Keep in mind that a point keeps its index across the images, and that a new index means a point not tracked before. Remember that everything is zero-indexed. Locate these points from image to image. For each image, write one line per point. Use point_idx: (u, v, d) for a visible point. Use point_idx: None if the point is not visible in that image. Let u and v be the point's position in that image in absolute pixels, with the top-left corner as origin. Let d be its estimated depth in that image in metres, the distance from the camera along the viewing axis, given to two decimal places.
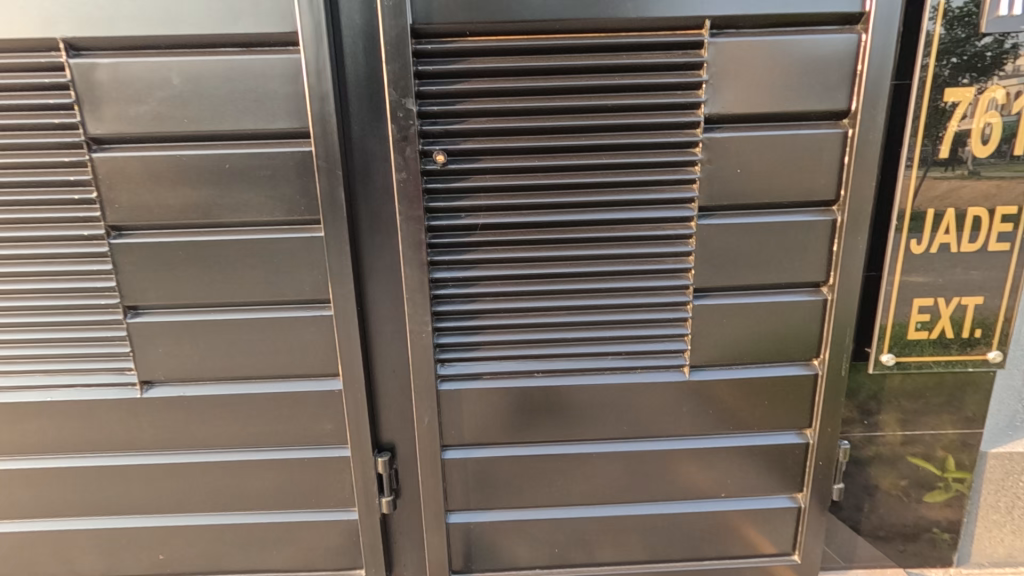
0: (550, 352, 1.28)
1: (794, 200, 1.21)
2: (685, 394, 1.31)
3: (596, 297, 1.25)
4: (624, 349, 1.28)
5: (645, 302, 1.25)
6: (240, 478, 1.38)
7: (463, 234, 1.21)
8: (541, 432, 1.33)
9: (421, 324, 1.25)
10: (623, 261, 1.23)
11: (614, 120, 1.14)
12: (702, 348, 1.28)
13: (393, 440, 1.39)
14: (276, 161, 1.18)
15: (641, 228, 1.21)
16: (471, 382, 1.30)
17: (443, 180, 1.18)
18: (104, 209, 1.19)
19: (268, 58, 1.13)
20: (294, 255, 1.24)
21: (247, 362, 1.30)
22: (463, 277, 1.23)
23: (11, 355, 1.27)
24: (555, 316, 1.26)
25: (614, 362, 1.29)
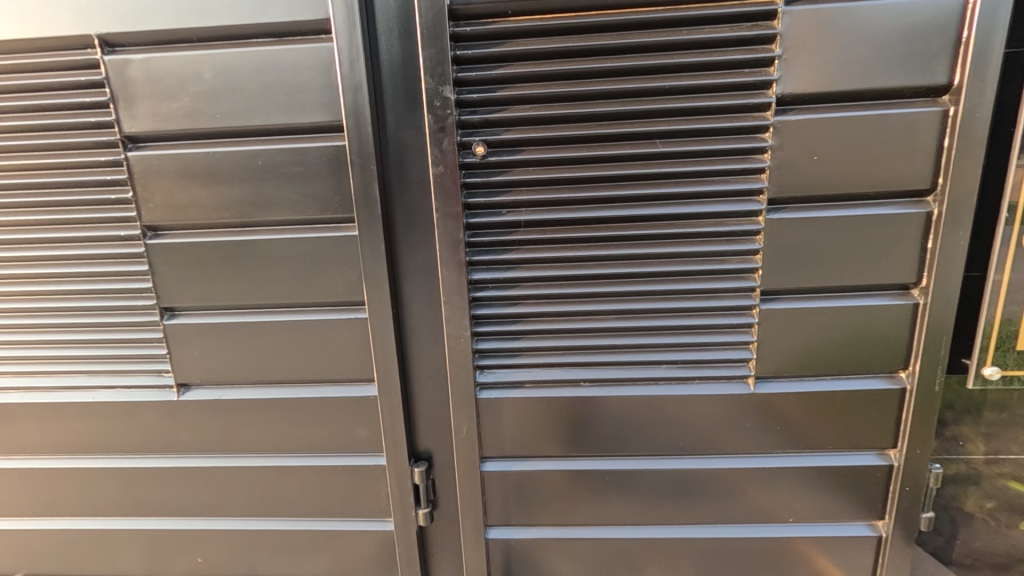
0: (598, 360, 1.18)
1: (881, 191, 1.06)
2: (749, 408, 1.18)
3: (650, 300, 1.14)
4: (680, 358, 1.16)
5: (704, 307, 1.13)
6: (275, 484, 1.34)
7: (504, 232, 1.12)
8: (588, 445, 1.23)
9: (459, 328, 1.18)
10: (680, 261, 1.11)
11: (672, 103, 1.03)
12: (769, 358, 1.15)
13: (430, 449, 1.32)
14: (309, 157, 1.13)
15: (702, 224, 1.09)
16: (512, 391, 1.21)
17: (483, 174, 1.09)
18: (140, 209, 1.17)
19: (300, 48, 1.07)
20: (328, 255, 1.18)
21: (281, 365, 1.26)
22: (504, 278, 1.15)
23: (55, 356, 1.28)
24: (604, 322, 1.16)
25: (669, 372, 1.17)
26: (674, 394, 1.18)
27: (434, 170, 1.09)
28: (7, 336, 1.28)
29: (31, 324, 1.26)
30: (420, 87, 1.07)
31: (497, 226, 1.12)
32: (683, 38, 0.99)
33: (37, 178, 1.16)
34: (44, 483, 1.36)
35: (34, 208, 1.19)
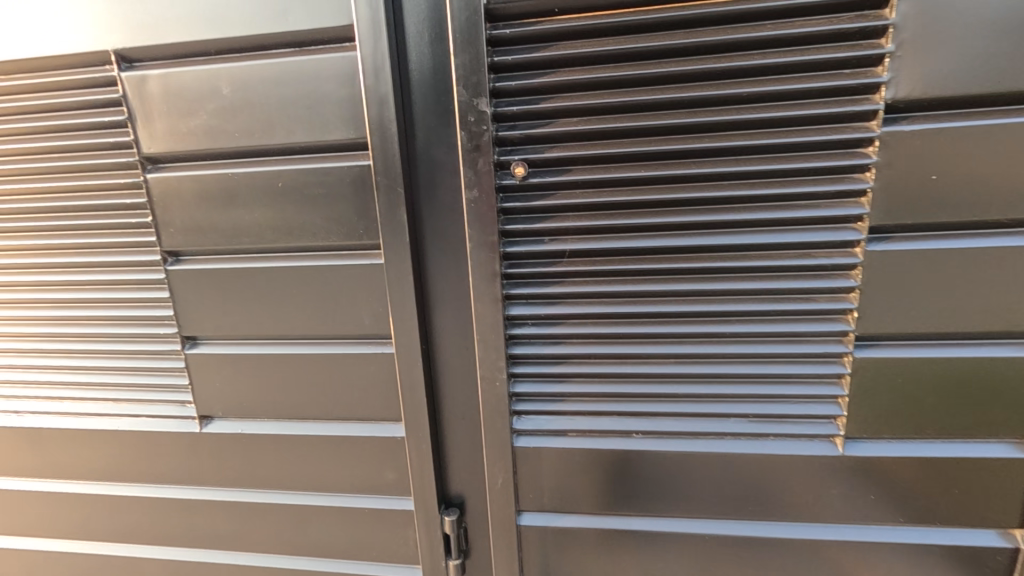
0: (652, 409, 1.02)
1: (1018, 217, 0.85)
2: (835, 472, 0.99)
3: (717, 344, 0.97)
4: (752, 411, 0.99)
5: (783, 353, 0.95)
6: (299, 523, 1.26)
7: (545, 263, 0.98)
8: (639, 502, 1.08)
9: (494, 368, 1.05)
10: (755, 299, 0.94)
11: (750, 113, 0.85)
12: (862, 414, 0.96)
13: (462, 495, 1.20)
14: (332, 178, 1.02)
15: (784, 256, 0.91)
16: (552, 438, 1.08)
17: (522, 197, 0.96)
18: (160, 233, 1.10)
19: (322, 58, 0.97)
20: (353, 284, 1.08)
21: (304, 400, 1.17)
22: (545, 315, 1.01)
23: (83, 382, 1.25)
24: (661, 366, 1.00)
25: (737, 426, 1.00)
26: (742, 452, 1.01)
27: (467, 194, 0.96)
28: (37, 360, 1.25)
29: (59, 349, 1.23)
30: (452, 99, 0.95)
31: (538, 256, 0.98)
32: (766, 34, 0.81)
33: (61, 201, 1.12)
34: (74, 508, 1.34)
35: (60, 232, 1.15)
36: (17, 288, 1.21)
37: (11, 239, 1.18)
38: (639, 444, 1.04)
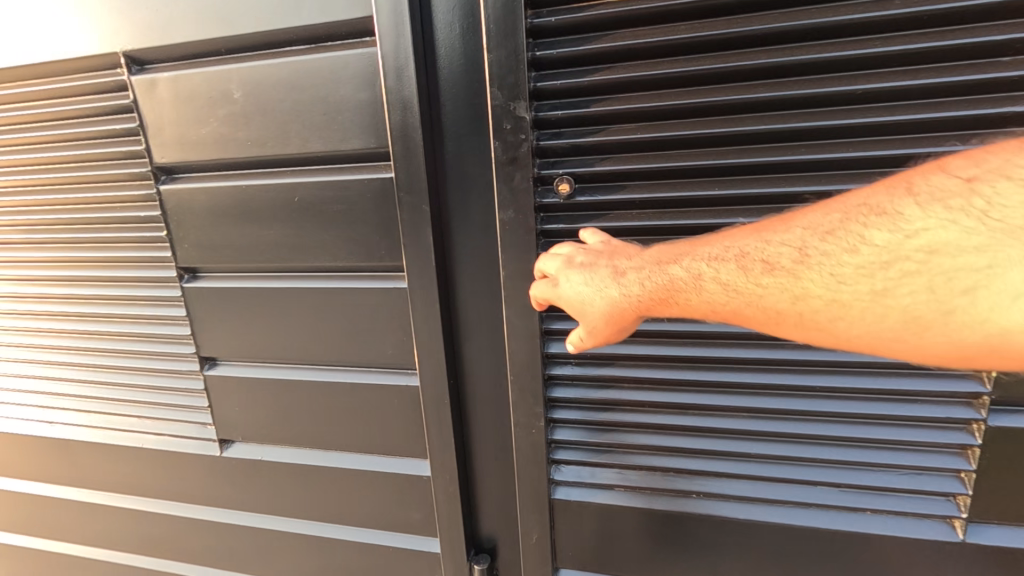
0: (714, 468, 0.87)
1: None
2: (948, 559, 0.81)
3: (794, 397, 0.82)
4: (841, 480, 0.82)
5: (886, 414, 0.77)
6: (320, 557, 1.18)
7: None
8: (696, 570, 0.93)
9: (530, 410, 0.92)
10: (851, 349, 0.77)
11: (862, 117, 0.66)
12: (992, 496, 0.77)
13: (493, 539, 1.09)
14: (351, 192, 0.91)
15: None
16: (594, 491, 0.95)
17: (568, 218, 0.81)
18: (177, 249, 1.04)
19: (337, 55, 0.85)
20: (375, 310, 0.97)
21: (322, 429, 1.08)
22: (590, 355, 0.88)
23: (110, 396, 1.22)
24: (727, 418, 0.85)
25: (821, 495, 0.84)
26: (824, 527, 0.84)
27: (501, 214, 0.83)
28: (67, 371, 1.23)
29: (87, 362, 1.20)
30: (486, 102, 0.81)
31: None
32: (889, 14, 0.62)
33: (83, 214, 1.08)
34: (107, 519, 1.33)
35: (84, 245, 1.11)
36: (43, 300, 1.18)
37: (38, 251, 1.15)
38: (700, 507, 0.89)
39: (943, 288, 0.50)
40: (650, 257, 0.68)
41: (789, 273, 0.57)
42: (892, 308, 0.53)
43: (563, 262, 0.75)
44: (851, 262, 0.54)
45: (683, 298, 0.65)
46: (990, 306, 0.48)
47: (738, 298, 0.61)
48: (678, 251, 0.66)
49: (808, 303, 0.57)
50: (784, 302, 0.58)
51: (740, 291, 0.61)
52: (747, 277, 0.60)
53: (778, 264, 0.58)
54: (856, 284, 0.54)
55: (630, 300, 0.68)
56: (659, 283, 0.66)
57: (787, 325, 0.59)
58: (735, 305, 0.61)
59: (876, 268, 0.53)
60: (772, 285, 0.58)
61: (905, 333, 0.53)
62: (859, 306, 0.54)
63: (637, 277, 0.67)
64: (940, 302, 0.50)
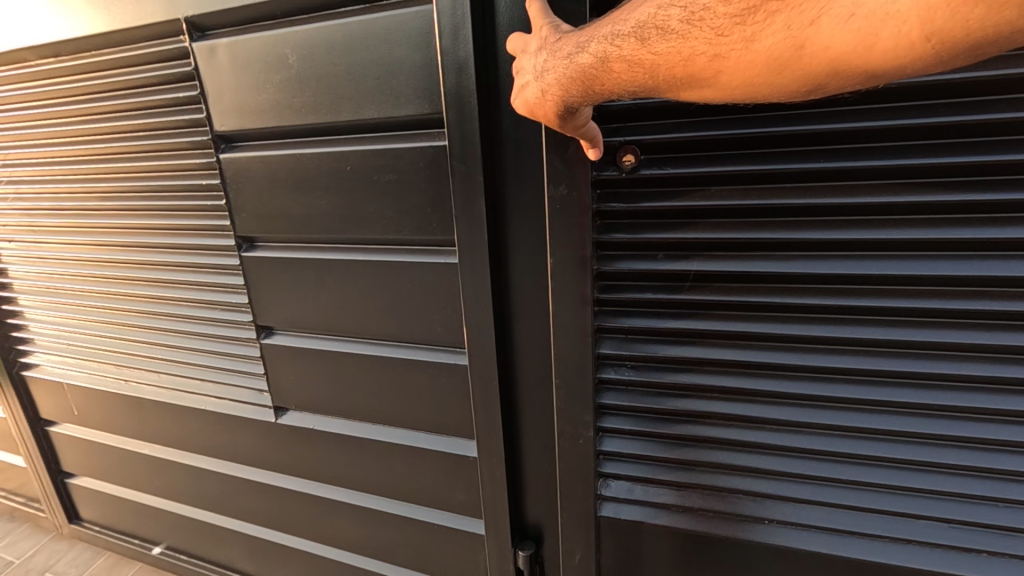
0: (783, 490, 0.80)
1: None
2: None
3: (884, 410, 0.73)
4: (928, 507, 0.73)
5: (987, 432, 0.69)
6: (368, 528, 1.20)
7: (657, 288, 0.79)
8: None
9: (578, 405, 0.88)
10: (951, 355, 0.69)
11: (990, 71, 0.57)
12: None
13: (539, 526, 1.06)
14: (403, 161, 0.87)
15: (1009, 299, 0.64)
16: (646, 508, 0.90)
17: (628, 195, 0.76)
18: (234, 218, 1.05)
19: (392, 15, 0.80)
20: (425, 284, 0.94)
21: (370, 402, 1.08)
22: (654, 357, 0.82)
23: (179, 358, 1.28)
24: (798, 422, 0.77)
25: (900, 522, 0.75)
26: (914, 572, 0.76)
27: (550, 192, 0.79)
28: (145, 333, 1.31)
29: (161, 324, 1.27)
30: None
31: (645, 276, 0.80)
32: None
33: (156, 182, 1.12)
34: (177, 473, 1.42)
35: (156, 212, 1.16)
36: (125, 264, 1.26)
37: (119, 217, 1.22)
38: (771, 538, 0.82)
39: (801, 19, 0.39)
40: (563, 44, 0.54)
41: (668, 36, 0.44)
42: (756, 59, 0.42)
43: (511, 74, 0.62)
44: (720, 9, 0.41)
45: (592, 92, 0.52)
46: (830, 33, 0.38)
47: (630, 79, 0.48)
48: (575, 38, 0.53)
49: (685, 69, 0.45)
50: (669, 72, 0.46)
51: (633, 67, 0.47)
52: (634, 51, 0.47)
53: (667, 27, 0.44)
54: (728, 35, 0.42)
55: (536, 108, 0.57)
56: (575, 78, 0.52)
57: (664, 89, 0.49)
58: (636, 84, 0.49)
59: (743, 10, 0.41)
60: (650, 56, 0.46)
61: (770, 81, 0.43)
62: (730, 60, 0.42)
63: (538, 78, 0.56)
64: (793, 38, 0.40)
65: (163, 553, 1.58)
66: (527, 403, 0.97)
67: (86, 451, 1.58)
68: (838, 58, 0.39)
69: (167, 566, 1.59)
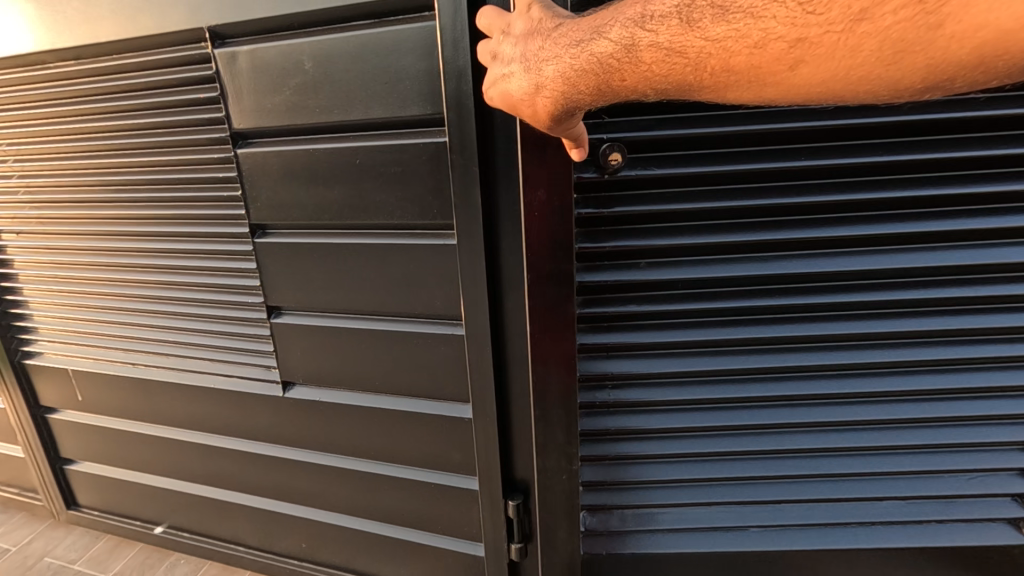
0: (743, 495, 1.09)
1: None
2: (858, 495, 1.08)
3: (759, 380, 1.03)
4: (789, 446, 1.05)
5: (824, 384, 1.02)
6: (372, 492, 1.31)
7: (634, 300, 1.00)
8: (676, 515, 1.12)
9: (558, 390, 1.04)
10: (856, 346, 1.00)
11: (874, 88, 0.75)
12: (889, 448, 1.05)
13: (527, 480, 1.19)
14: (408, 156, 1.00)
15: (843, 279, 0.96)
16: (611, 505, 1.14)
17: (606, 195, 0.94)
18: (249, 207, 1.16)
19: (400, 29, 0.93)
20: (425, 266, 1.07)
21: (372, 376, 1.21)
22: (627, 375, 1.04)
23: (192, 342, 1.37)
24: (707, 378, 1.03)
25: (769, 462, 1.07)
26: (850, 561, 1.10)
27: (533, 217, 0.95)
28: (156, 319, 1.40)
29: (172, 308, 1.36)
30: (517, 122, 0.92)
31: (621, 290, 1.00)
32: None
33: (171, 175, 1.22)
34: (184, 453, 1.50)
35: (169, 202, 1.26)
36: (139, 253, 1.34)
37: (132, 207, 1.30)
38: (747, 540, 1.11)
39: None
40: (561, 36, 0.60)
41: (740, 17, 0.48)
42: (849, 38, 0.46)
43: (492, 65, 0.70)
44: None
45: (620, 78, 0.57)
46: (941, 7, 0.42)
47: (686, 63, 0.53)
48: (584, 30, 0.59)
49: (760, 56, 0.49)
50: (738, 54, 0.50)
51: (686, 51, 0.52)
52: (688, 33, 0.51)
53: (731, 10, 0.49)
54: (814, 13, 0.46)
55: (540, 98, 0.63)
56: (590, 65, 0.58)
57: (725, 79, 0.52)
58: (695, 69, 0.53)
59: None
60: (716, 37, 0.50)
61: (859, 65, 0.47)
62: (819, 39, 0.47)
63: (526, 72, 0.64)
64: (896, 14, 0.44)
65: (165, 532, 1.66)
66: (515, 372, 1.11)
67: (88, 437, 1.64)
68: (941, 36, 0.43)
69: (169, 543, 1.66)
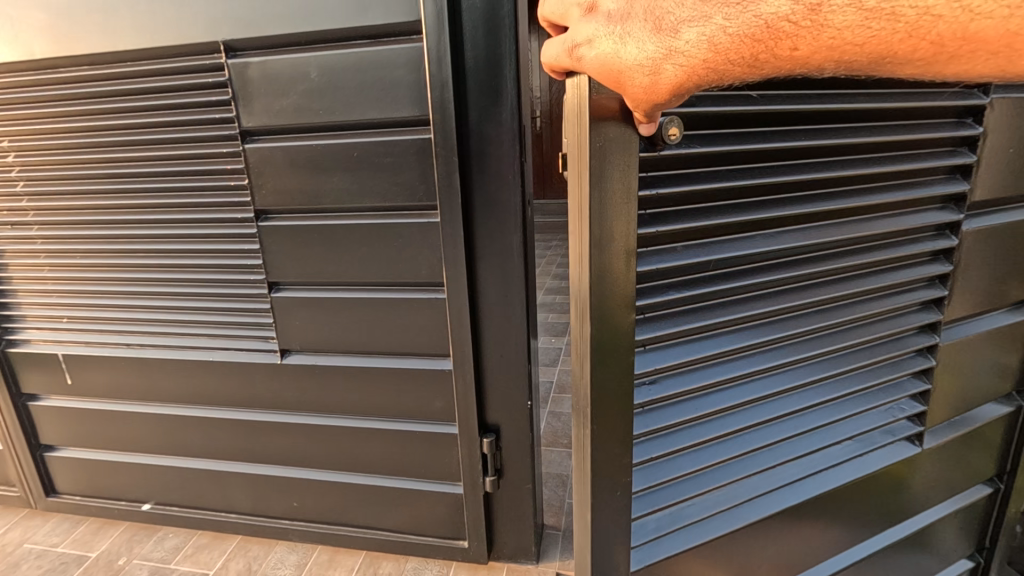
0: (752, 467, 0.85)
1: (991, 229, 0.96)
2: (818, 434, 0.92)
3: (727, 307, 0.78)
4: (774, 389, 0.84)
5: (793, 307, 0.82)
6: (360, 443, 1.49)
7: (677, 285, 0.73)
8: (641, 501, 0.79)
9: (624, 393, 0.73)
10: (814, 257, 0.83)
11: None
12: (855, 379, 0.93)
13: (498, 422, 1.42)
14: (398, 149, 1.23)
15: (810, 192, 0.79)
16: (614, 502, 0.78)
17: (654, 176, 0.67)
18: (254, 194, 1.34)
19: (395, 48, 1.16)
20: (412, 239, 1.29)
21: (364, 338, 1.40)
22: (669, 367, 0.75)
23: (189, 322, 1.50)
24: (687, 337, 0.76)
25: (748, 413, 0.83)
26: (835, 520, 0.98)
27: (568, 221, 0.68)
28: (153, 302, 1.51)
29: (167, 290, 1.48)
30: (490, 126, 1.19)
31: (663, 277, 0.72)
32: None
33: (175, 168, 1.37)
34: (179, 428, 1.62)
35: (171, 193, 1.40)
36: (139, 239, 1.46)
37: (133, 197, 1.43)
38: (744, 518, 0.87)
39: None
40: None
41: None
42: None
43: (584, 20, 0.57)
44: None
45: (788, 49, 0.49)
46: None
47: (885, 34, 0.46)
48: None
49: (953, 39, 0.46)
50: (943, 30, 0.46)
51: (881, 18, 0.46)
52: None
53: None
54: None
55: (672, 65, 0.52)
56: (757, 27, 0.48)
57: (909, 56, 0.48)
58: (880, 42, 0.47)
59: None
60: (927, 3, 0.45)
61: None
62: None
63: (656, 32, 0.52)
64: None
65: (153, 508, 1.75)
66: (488, 325, 1.35)
67: (74, 420, 1.71)
68: None
69: (158, 519, 1.75)
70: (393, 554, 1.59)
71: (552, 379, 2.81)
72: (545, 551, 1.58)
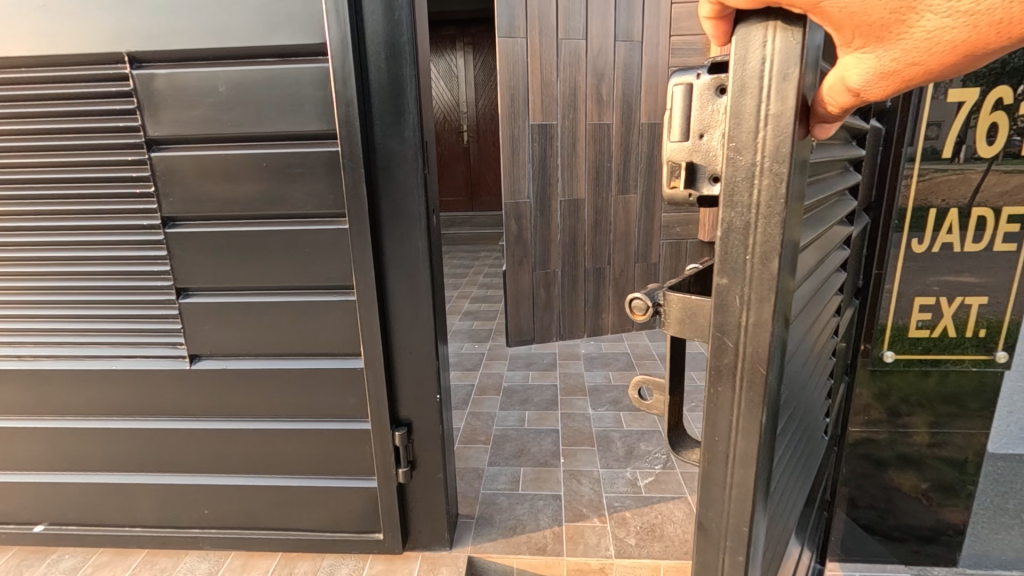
0: (795, 480, 0.91)
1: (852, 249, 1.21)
2: (813, 437, 1.02)
3: (797, 337, 0.76)
4: (805, 403, 0.89)
5: (815, 326, 0.86)
6: (277, 445, 1.53)
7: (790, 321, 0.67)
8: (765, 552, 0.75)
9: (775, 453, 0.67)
10: (823, 278, 0.87)
11: None
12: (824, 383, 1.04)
13: (410, 417, 1.52)
14: (309, 160, 1.31)
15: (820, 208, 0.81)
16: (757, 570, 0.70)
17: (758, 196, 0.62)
18: (160, 202, 1.36)
19: (303, 67, 1.25)
20: (323, 244, 1.37)
21: (279, 341, 1.45)
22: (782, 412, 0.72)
23: (89, 331, 1.47)
24: (786, 369, 0.72)
25: (797, 433, 0.86)
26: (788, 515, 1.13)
27: (717, 277, 0.58)
28: (46, 311, 1.47)
29: (63, 299, 1.45)
30: (393, 142, 1.31)
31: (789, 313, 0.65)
32: None
33: (72, 175, 1.36)
34: (80, 442, 1.57)
35: (67, 200, 1.38)
36: (33, 246, 1.42)
37: (24, 203, 1.40)
38: (788, 528, 0.92)
39: None
40: None
41: None
42: None
43: None
44: None
45: None
46: None
47: None
48: None
49: None
50: None
51: None
52: None
53: None
54: None
55: None
56: None
57: None
58: None
59: None
60: None
61: None
62: None
63: None
64: None
65: (49, 528, 1.67)
66: (398, 324, 1.44)
67: None
68: None
69: (54, 541, 1.67)
70: (310, 553, 1.62)
71: (473, 382, 2.92)
72: (458, 538, 1.68)
